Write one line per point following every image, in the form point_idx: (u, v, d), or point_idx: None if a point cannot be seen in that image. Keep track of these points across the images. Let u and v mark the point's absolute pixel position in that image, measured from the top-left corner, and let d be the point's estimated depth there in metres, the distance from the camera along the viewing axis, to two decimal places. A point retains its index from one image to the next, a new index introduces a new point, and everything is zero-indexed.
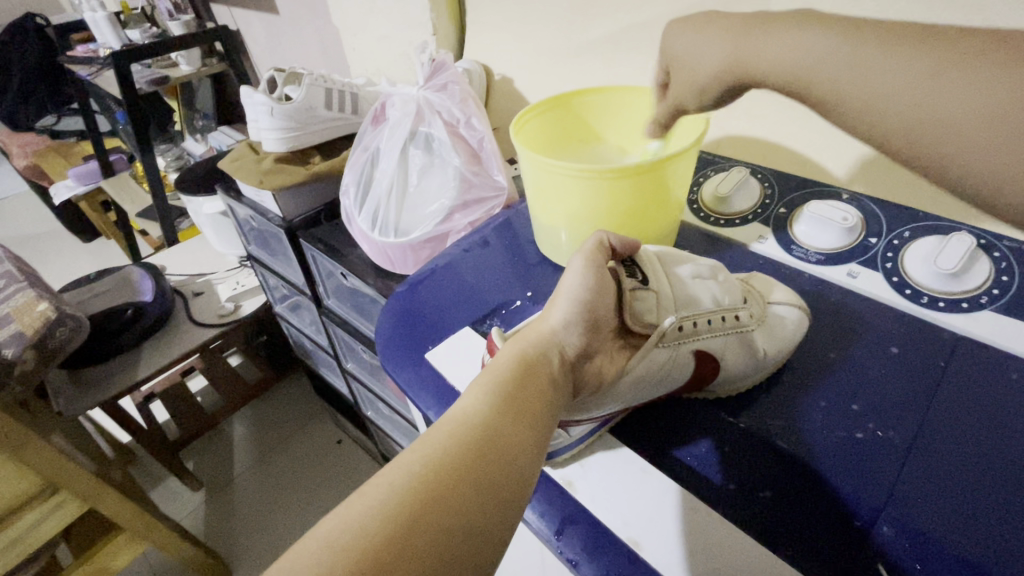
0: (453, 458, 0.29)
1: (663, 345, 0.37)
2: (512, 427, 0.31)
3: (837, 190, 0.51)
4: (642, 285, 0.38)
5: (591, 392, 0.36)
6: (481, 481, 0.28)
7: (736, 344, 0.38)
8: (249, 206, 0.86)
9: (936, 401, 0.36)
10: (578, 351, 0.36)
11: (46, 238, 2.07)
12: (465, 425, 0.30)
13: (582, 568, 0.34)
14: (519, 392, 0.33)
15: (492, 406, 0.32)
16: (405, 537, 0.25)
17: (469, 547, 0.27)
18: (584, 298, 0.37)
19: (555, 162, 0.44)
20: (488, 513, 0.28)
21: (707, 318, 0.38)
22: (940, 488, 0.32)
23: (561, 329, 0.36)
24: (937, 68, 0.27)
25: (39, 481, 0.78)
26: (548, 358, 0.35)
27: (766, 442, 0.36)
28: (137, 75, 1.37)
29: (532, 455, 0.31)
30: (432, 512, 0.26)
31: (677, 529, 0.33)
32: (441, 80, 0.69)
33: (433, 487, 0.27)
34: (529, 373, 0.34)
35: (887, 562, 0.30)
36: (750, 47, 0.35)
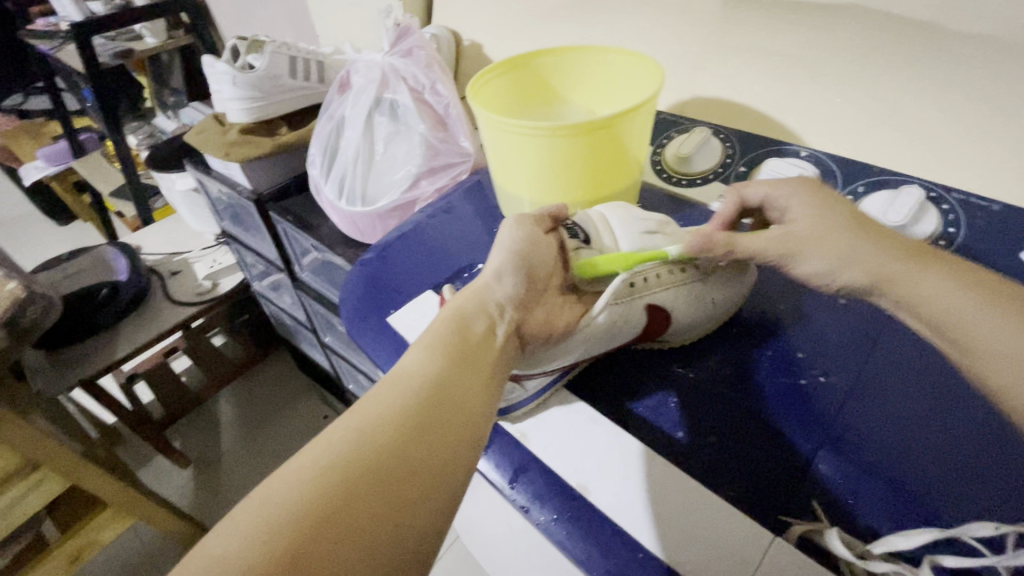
0: (401, 409, 0.29)
1: (617, 302, 0.37)
2: (461, 376, 0.32)
3: (795, 148, 0.51)
4: (585, 243, 0.41)
5: (539, 342, 0.38)
6: (431, 427, 0.29)
7: (684, 294, 0.39)
8: (217, 179, 0.85)
9: (878, 346, 0.37)
10: (517, 301, 0.38)
11: (19, 222, 2.02)
12: (415, 378, 0.31)
13: (533, 513, 0.36)
14: (462, 346, 0.34)
15: (437, 360, 0.33)
16: (356, 483, 0.26)
17: (423, 487, 0.27)
18: (521, 251, 0.39)
19: (509, 120, 0.44)
20: (442, 456, 0.29)
21: (654, 272, 0.39)
22: (876, 427, 0.33)
23: (495, 281, 0.39)
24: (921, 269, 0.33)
25: (18, 459, 0.78)
26: (484, 310, 0.37)
27: (713, 391, 0.37)
28: (101, 49, 1.32)
29: (482, 403, 0.32)
30: (382, 458, 0.27)
31: (626, 474, 0.33)
32: (406, 45, 0.66)
33: (381, 436, 0.28)
34: (465, 326, 0.35)
35: (823, 495, 0.31)
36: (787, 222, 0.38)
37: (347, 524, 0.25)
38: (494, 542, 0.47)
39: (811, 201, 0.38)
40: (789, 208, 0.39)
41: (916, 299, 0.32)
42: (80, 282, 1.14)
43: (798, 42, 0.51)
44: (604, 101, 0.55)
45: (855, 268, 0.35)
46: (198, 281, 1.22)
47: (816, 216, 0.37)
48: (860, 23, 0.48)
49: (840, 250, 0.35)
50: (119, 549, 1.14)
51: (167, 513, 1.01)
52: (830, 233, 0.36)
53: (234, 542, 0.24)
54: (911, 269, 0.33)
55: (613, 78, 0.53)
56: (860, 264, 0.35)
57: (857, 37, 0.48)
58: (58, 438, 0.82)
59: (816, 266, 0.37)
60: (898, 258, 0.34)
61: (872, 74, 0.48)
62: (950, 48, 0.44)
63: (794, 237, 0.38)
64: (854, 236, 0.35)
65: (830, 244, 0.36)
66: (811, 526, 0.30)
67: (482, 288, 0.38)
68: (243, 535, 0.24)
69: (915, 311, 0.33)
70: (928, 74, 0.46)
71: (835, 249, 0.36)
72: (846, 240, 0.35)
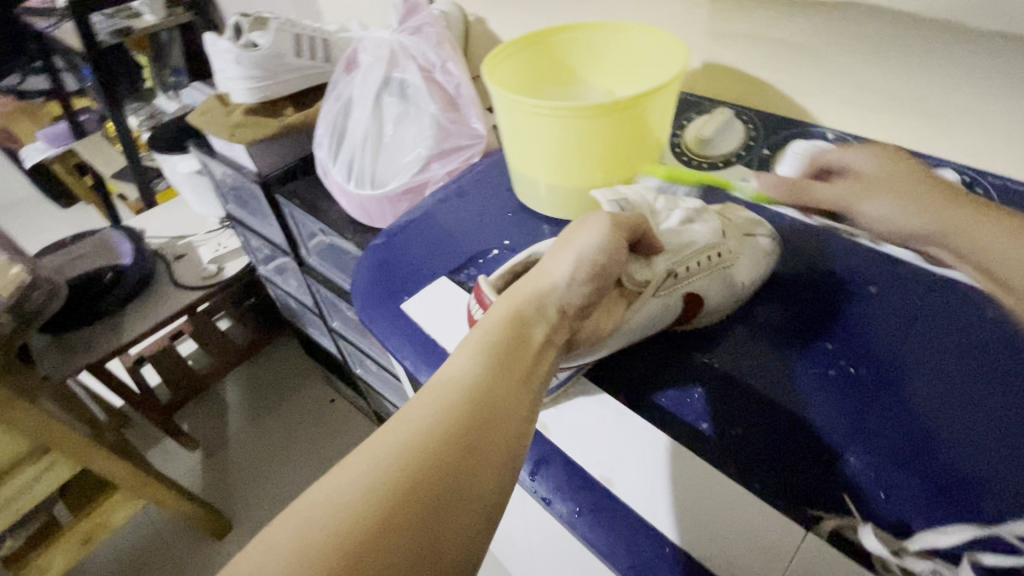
0: (444, 424, 0.28)
1: (658, 295, 0.37)
2: (507, 384, 0.30)
3: (821, 130, 0.49)
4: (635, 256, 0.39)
5: (588, 344, 0.36)
6: (475, 445, 0.28)
7: (721, 282, 0.39)
8: (222, 162, 0.83)
9: (910, 335, 0.36)
10: (577, 308, 0.35)
11: (23, 205, 2.01)
12: (456, 385, 0.29)
13: (554, 505, 0.37)
14: (510, 351, 0.32)
15: (484, 364, 0.31)
16: (403, 500, 0.25)
17: (465, 511, 0.26)
18: (592, 258, 0.35)
19: (528, 100, 0.42)
20: (484, 477, 0.27)
21: (695, 259, 0.39)
22: (909, 418, 0.32)
23: (562, 286, 0.35)
24: (954, 216, 0.35)
25: (30, 442, 0.78)
26: (542, 313, 0.34)
27: (740, 381, 0.36)
28: (99, 27, 1.29)
29: (528, 421, 0.30)
30: (424, 479, 0.26)
31: (655, 469, 0.33)
32: (415, 22, 0.64)
33: (429, 449, 0.27)
34: (522, 333, 0.33)
35: (854, 490, 0.30)
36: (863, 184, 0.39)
37: (391, 549, 0.24)
38: (509, 529, 0.47)
39: (882, 161, 0.40)
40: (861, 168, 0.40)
41: (979, 244, 0.34)
42: (84, 267, 1.13)
43: (810, 31, 0.47)
44: (623, 80, 0.53)
45: (921, 216, 0.36)
46: (204, 265, 1.20)
47: (887, 172, 0.39)
48: (871, 18, 0.44)
49: (902, 203, 0.37)
50: (130, 530, 1.16)
51: (178, 496, 1.02)
52: (899, 187, 0.37)
53: (277, 553, 0.23)
54: (968, 215, 0.34)
55: (636, 57, 0.51)
56: (929, 210, 0.35)
57: (876, 27, 0.44)
58: (68, 422, 0.82)
59: (882, 209, 0.37)
60: (953, 206, 0.35)
61: (891, 64, 0.45)
62: (971, 43, 0.40)
63: (863, 183, 0.39)
64: (917, 186, 0.37)
65: (895, 190, 0.37)
66: (841, 521, 0.29)
67: (546, 290, 0.34)
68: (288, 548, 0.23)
69: (969, 260, 0.35)
70: (952, 64, 0.42)
71: (896, 198, 0.37)
72: (907, 192, 0.37)
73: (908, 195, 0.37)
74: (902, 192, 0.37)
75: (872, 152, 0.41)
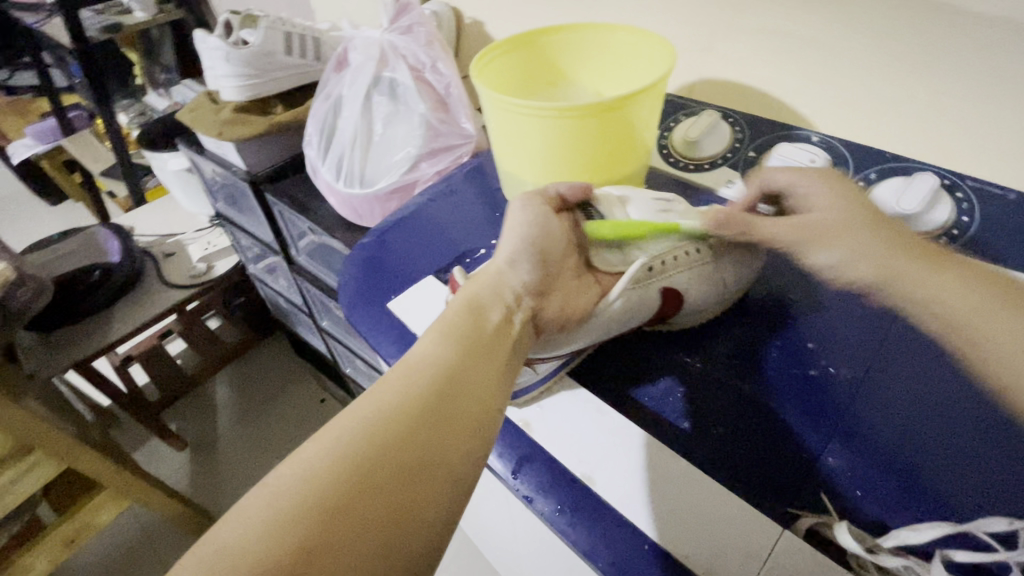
0: (411, 402, 0.28)
1: (636, 286, 0.36)
2: (475, 367, 0.31)
3: (806, 132, 0.50)
4: (604, 226, 0.39)
5: (555, 329, 0.37)
6: (441, 421, 0.28)
7: (702, 277, 0.38)
8: (211, 159, 0.83)
9: (888, 335, 0.36)
10: (533, 288, 0.38)
11: (11, 203, 1.99)
12: (423, 368, 0.30)
13: (536, 504, 0.35)
14: (474, 335, 0.33)
15: (452, 348, 0.32)
16: (366, 476, 0.25)
17: (434, 486, 0.26)
18: (536, 241, 0.38)
19: (518, 100, 0.42)
20: (452, 453, 0.28)
21: (672, 254, 0.38)
22: (888, 419, 0.32)
23: (508, 268, 0.38)
24: (887, 265, 0.33)
25: (12, 441, 0.78)
26: (497, 296, 0.36)
27: (721, 380, 0.36)
28: (88, 22, 1.28)
29: (496, 398, 0.31)
30: (393, 451, 0.26)
31: (634, 466, 0.33)
32: (405, 21, 0.65)
33: (393, 427, 0.27)
34: (479, 314, 0.35)
35: (831, 488, 0.30)
36: (820, 228, 0.36)
37: (356, 517, 0.24)
38: (496, 530, 0.47)
39: (832, 192, 0.36)
40: (809, 197, 0.38)
41: (928, 297, 0.32)
42: (71, 264, 1.12)
43: (802, 27, 0.48)
44: (611, 81, 0.53)
45: (863, 264, 0.34)
46: (193, 264, 1.19)
47: (833, 207, 0.36)
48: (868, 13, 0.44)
49: (851, 247, 0.35)
50: (117, 530, 1.14)
51: (164, 496, 1.01)
52: (851, 228, 0.35)
53: (251, 528, 0.23)
54: (920, 266, 0.33)
55: (624, 60, 0.51)
56: (867, 260, 0.34)
57: (870, 23, 0.45)
58: (52, 422, 0.81)
59: (835, 257, 0.36)
60: (901, 250, 0.33)
61: (881, 63, 0.46)
62: (964, 35, 0.41)
63: (809, 226, 0.36)
64: (863, 227, 0.35)
65: (850, 236, 0.35)
66: (818, 519, 0.29)
67: (498, 273, 0.37)
68: (253, 525, 0.23)
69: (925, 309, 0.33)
70: (940, 64, 0.43)
71: (849, 242, 0.35)
72: (857, 235, 0.34)
73: (852, 234, 0.35)
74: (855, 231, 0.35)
75: (820, 175, 0.38)
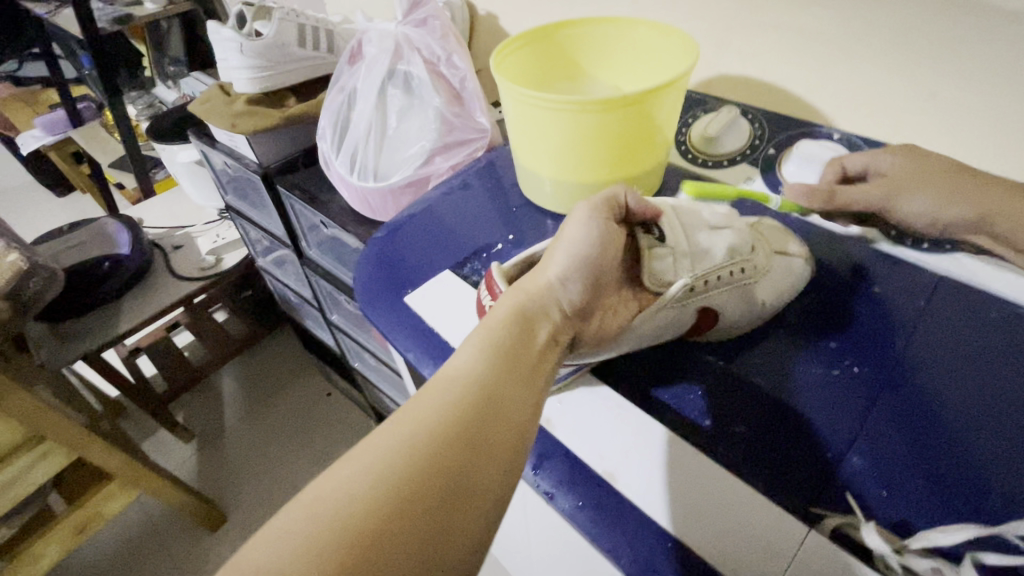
0: (449, 421, 0.28)
1: (672, 305, 0.35)
2: (511, 385, 0.30)
3: (827, 130, 0.49)
4: (660, 242, 0.37)
5: (592, 347, 0.35)
6: (474, 443, 0.28)
7: (742, 299, 0.37)
8: (223, 151, 0.83)
9: (912, 336, 0.36)
10: (578, 308, 0.35)
11: (18, 193, 1.99)
12: (460, 385, 0.29)
13: (557, 499, 0.39)
14: (512, 348, 0.32)
15: (487, 362, 0.31)
16: (403, 500, 0.25)
17: (469, 510, 0.26)
18: (586, 252, 0.36)
19: (538, 94, 0.42)
20: (486, 477, 0.27)
21: (717, 274, 0.37)
22: (911, 418, 0.32)
23: (559, 284, 0.35)
24: (981, 204, 0.38)
25: (24, 430, 0.78)
26: (546, 311, 0.34)
27: (742, 379, 0.36)
28: (99, 13, 1.28)
29: (531, 415, 0.31)
30: (431, 474, 0.26)
31: (657, 473, 0.34)
32: (421, 14, 0.64)
33: (428, 446, 0.27)
34: (528, 329, 0.33)
35: (855, 489, 0.30)
36: (928, 176, 0.40)
37: (393, 543, 0.24)
38: (513, 524, 0.48)
39: (906, 159, 0.42)
40: (881, 167, 0.43)
41: (1021, 228, 0.37)
42: (80, 255, 1.12)
43: (826, 22, 0.47)
44: (630, 76, 0.53)
45: (956, 206, 0.39)
46: (202, 256, 1.19)
47: (907, 166, 0.41)
48: (895, 7, 0.44)
49: (941, 194, 0.40)
50: (125, 520, 1.15)
51: (173, 487, 1.01)
52: (935, 179, 0.40)
53: (287, 537, 0.24)
54: (1017, 202, 0.38)
55: (643, 55, 0.51)
56: (968, 201, 0.39)
57: (896, 18, 0.44)
58: (63, 412, 0.81)
59: (920, 205, 0.40)
60: (1003, 196, 0.38)
61: (905, 58, 0.45)
62: (994, 30, 0.40)
63: (891, 180, 0.41)
64: (946, 178, 0.40)
65: (931, 185, 0.40)
66: (843, 520, 0.29)
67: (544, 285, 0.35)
68: (294, 541, 0.24)
69: (1015, 245, 0.38)
70: (966, 61, 0.42)
71: (939, 190, 0.40)
72: (936, 184, 0.40)
73: (943, 184, 0.40)
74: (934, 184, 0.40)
75: (890, 150, 0.43)
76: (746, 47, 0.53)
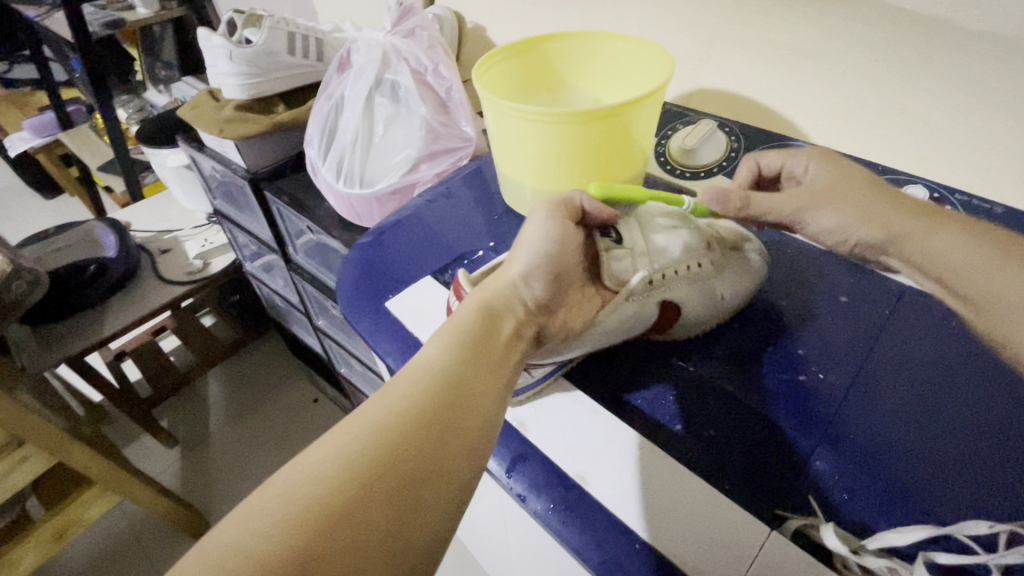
0: (415, 408, 0.29)
1: (632, 298, 0.37)
2: (478, 375, 0.31)
3: (799, 143, 0.51)
4: (617, 244, 0.38)
5: (558, 340, 0.36)
6: (442, 428, 0.28)
7: (701, 291, 0.39)
8: (211, 156, 0.83)
9: (875, 344, 0.37)
10: (541, 303, 0.37)
11: (4, 196, 1.97)
12: (428, 373, 0.30)
13: (530, 501, 0.37)
14: (480, 342, 0.33)
15: (455, 354, 0.32)
16: (371, 482, 0.26)
17: (435, 492, 0.27)
18: (550, 249, 0.37)
19: (518, 106, 0.43)
20: (452, 461, 0.28)
21: (673, 269, 0.38)
22: (873, 423, 0.33)
23: (522, 283, 0.37)
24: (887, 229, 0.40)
25: (4, 434, 0.77)
26: (510, 307, 0.36)
27: (712, 384, 0.37)
28: (90, 17, 1.28)
29: (498, 408, 0.31)
30: (398, 456, 0.27)
31: (635, 478, 0.33)
32: (408, 25, 0.65)
33: (395, 430, 0.28)
34: (492, 323, 0.34)
35: (818, 492, 0.31)
36: (844, 188, 0.41)
37: (361, 523, 0.25)
38: (492, 528, 0.48)
39: (827, 166, 0.43)
40: (798, 171, 0.44)
41: (927, 252, 0.38)
42: (67, 258, 1.12)
43: (800, 40, 0.49)
44: (611, 89, 0.54)
45: (868, 223, 0.40)
46: (189, 261, 1.19)
47: (830, 175, 0.42)
48: (864, 27, 0.45)
49: (849, 208, 0.41)
50: (106, 526, 1.14)
51: (155, 492, 1.00)
52: (853, 194, 0.41)
53: (250, 531, 0.24)
54: (916, 227, 0.39)
55: (623, 68, 0.52)
56: (874, 219, 0.40)
57: (865, 35, 0.46)
58: (45, 416, 0.81)
59: (833, 218, 0.42)
60: (902, 216, 0.39)
61: (875, 75, 0.47)
62: (956, 50, 0.42)
63: (807, 191, 0.42)
64: (867, 194, 0.41)
65: (842, 199, 0.41)
66: (805, 521, 0.30)
67: (506, 282, 0.37)
68: (263, 524, 0.24)
69: (919, 263, 0.39)
70: (931, 78, 0.44)
71: (850, 204, 0.41)
72: (850, 200, 0.41)
73: (846, 203, 0.41)
74: (848, 199, 0.41)
75: (818, 156, 0.43)
76: (724, 62, 0.55)
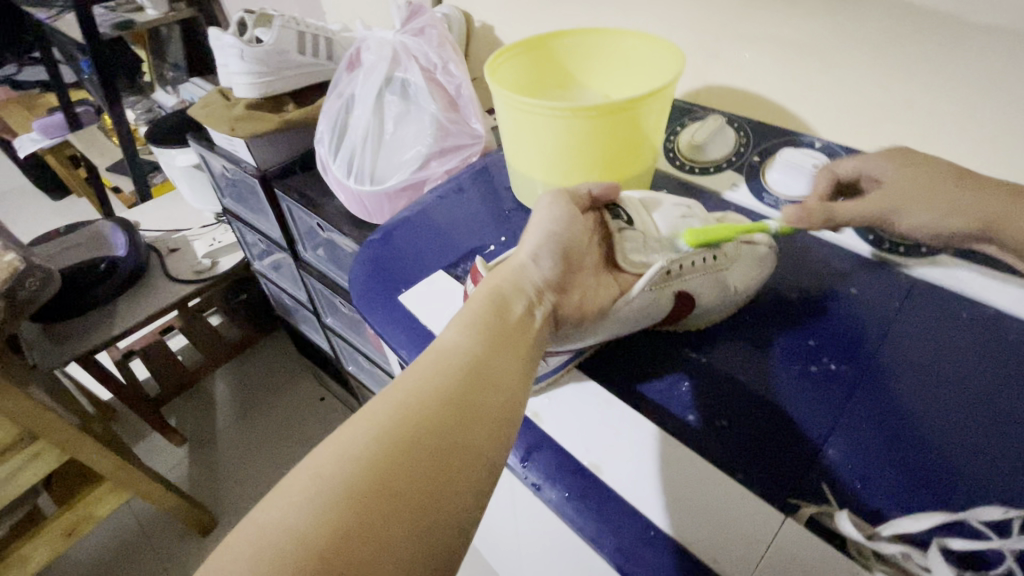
0: (439, 389, 0.29)
1: (650, 288, 0.37)
2: (497, 358, 0.32)
3: (810, 138, 0.50)
4: (628, 226, 0.40)
5: (573, 325, 0.37)
6: (466, 409, 0.29)
7: (715, 281, 0.39)
8: (221, 155, 0.84)
9: (887, 335, 0.38)
10: (554, 283, 0.38)
11: (14, 197, 1.99)
12: (449, 358, 0.31)
13: (544, 491, 0.36)
14: (496, 326, 0.34)
15: (473, 339, 0.33)
16: (400, 459, 0.26)
17: (461, 471, 0.27)
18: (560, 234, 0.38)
19: (530, 101, 0.43)
20: (477, 440, 0.28)
21: (690, 259, 0.38)
22: (886, 413, 0.33)
23: (532, 263, 0.38)
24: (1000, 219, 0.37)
25: (17, 431, 0.78)
26: (520, 290, 0.36)
27: (725, 375, 0.37)
28: (100, 19, 1.29)
29: (519, 391, 0.32)
30: (426, 435, 0.27)
31: (654, 469, 0.33)
32: (418, 24, 0.66)
33: (422, 411, 0.28)
34: (504, 308, 0.35)
35: (832, 480, 0.31)
36: (948, 189, 0.38)
37: (393, 498, 0.25)
38: (504, 520, 0.49)
39: (903, 165, 0.40)
40: (877, 174, 0.41)
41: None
42: (77, 258, 1.13)
43: (809, 36, 0.49)
44: (620, 85, 0.55)
45: (965, 217, 0.38)
46: (198, 260, 1.20)
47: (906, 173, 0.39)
48: (874, 23, 0.46)
49: (942, 207, 0.38)
50: (116, 523, 1.15)
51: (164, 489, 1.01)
52: (941, 191, 0.38)
53: (275, 510, 0.24)
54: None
55: (633, 65, 0.53)
56: (971, 214, 0.37)
57: (875, 31, 0.46)
58: (57, 413, 0.81)
59: (925, 219, 0.39)
60: (1010, 203, 0.36)
61: (885, 71, 0.47)
62: (968, 45, 0.42)
63: (895, 196, 0.39)
64: (955, 188, 0.38)
65: (935, 199, 0.38)
66: (820, 509, 0.30)
67: (518, 268, 0.37)
68: (294, 502, 0.24)
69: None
70: (942, 73, 0.44)
71: (938, 205, 0.38)
72: (947, 196, 0.38)
73: (952, 199, 0.38)
74: (951, 192, 0.38)
75: (886, 156, 0.41)
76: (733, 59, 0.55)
